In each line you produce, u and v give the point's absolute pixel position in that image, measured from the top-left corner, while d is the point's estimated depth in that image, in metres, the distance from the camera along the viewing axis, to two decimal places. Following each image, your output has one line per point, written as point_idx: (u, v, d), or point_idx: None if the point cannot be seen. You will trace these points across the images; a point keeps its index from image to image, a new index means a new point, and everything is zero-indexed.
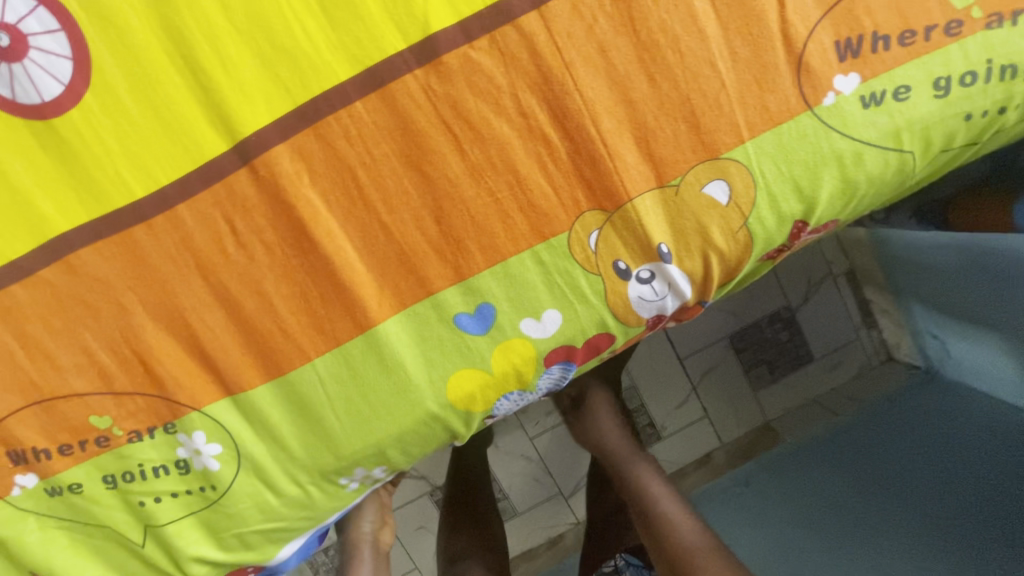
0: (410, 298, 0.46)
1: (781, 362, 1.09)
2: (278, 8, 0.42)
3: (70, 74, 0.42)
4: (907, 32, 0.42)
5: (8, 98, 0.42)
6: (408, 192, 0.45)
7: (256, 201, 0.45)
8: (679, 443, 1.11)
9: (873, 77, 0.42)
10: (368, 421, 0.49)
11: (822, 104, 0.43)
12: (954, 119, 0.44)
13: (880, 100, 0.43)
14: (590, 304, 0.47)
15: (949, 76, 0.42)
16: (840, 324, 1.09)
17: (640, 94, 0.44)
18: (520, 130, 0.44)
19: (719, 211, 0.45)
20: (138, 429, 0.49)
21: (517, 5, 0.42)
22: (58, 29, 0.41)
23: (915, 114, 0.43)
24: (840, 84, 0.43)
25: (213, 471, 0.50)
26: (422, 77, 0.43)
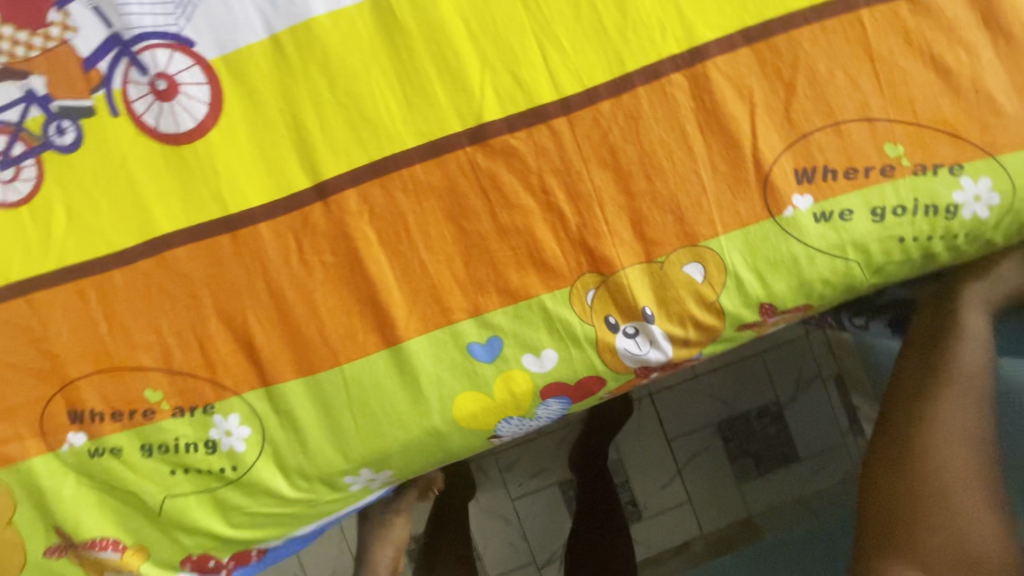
0: (433, 324, 0.56)
1: (768, 457, 1.12)
2: (370, 89, 0.55)
3: (204, 115, 0.55)
4: (850, 169, 0.53)
5: (153, 126, 0.55)
6: (446, 238, 0.55)
7: (324, 229, 0.56)
8: (659, 525, 1.11)
9: (824, 199, 0.54)
10: (381, 426, 0.56)
11: (783, 215, 0.54)
12: (889, 241, 0.54)
13: (829, 217, 0.54)
14: (582, 350, 0.56)
15: (884, 207, 0.54)
16: (826, 427, 1.12)
17: (640, 188, 0.55)
18: (542, 203, 0.55)
19: (696, 287, 0.56)
20: (182, 406, 0.57)
21: (551, 110, 0.55)
22: (204, 83, 0.55)
23: (858, 232, 0.54)
24: (797, 202, 0.54)
25: (238, 453, 0.57)
26: (471, 153, 0.55)
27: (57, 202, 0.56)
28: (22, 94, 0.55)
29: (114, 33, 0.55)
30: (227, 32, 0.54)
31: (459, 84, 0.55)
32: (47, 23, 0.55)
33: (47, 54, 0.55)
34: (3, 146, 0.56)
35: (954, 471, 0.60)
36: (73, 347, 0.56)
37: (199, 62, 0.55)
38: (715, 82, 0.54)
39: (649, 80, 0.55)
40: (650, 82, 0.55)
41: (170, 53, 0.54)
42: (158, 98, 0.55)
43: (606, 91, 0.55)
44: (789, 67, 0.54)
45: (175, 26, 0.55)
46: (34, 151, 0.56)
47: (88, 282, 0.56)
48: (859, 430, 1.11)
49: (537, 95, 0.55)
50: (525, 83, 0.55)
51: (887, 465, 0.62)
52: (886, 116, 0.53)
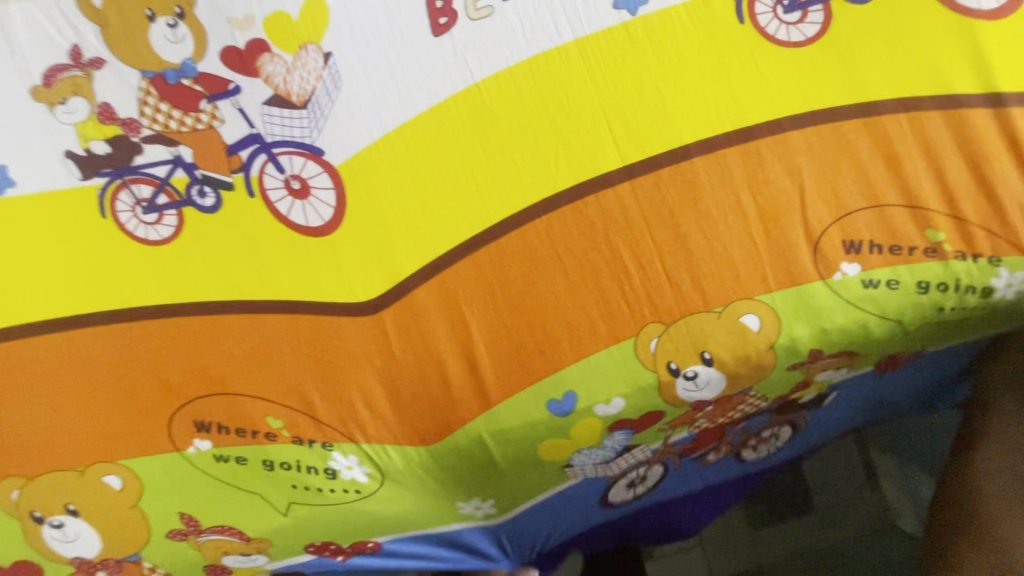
0: (514, 377, 0.63)
1: (780, 503, 1.15)
2: (460, 159, 0.63)
3: (330, 216, 0.64)
4: (895, 244, 0.59)
5: (285, 215, 0.65)
6: (522, 296, 0.63)
7: (416, 279, 0.64)
8: (667, 568, 1.14)
9: (871, 268, 0.59)
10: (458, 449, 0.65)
11: (833, 278, 0.59)
12: (926, 308, 0.60)
13: (876, 285, 0.60)
14: (642, 393, 0.63)
15: (929, 280, 0.59)
16: (842, 479, 1.15)
17: (697, 248, 0.61)
18: (607, 260, 0.62)
19: (750, 337, 0.61)
20: (301, 436, 0.66)
21: (616, 177, 0.62)
22: (331, 188, 0.64)
23: (901, 299, 0.60)
24: (845, 267, 0.59)
25: (358, 479, 0.67)
26: (545, 218, 0.62)
27: (194, 247, 0.67)
28: (172, 157, 0.67)
29: (255, 133, 0.66)
30: (350, 137, 0.64)
31: (537, 158, 0.63)
32: (199, 110, 0.66)
33: (196, 134, 0.66)
34: (150, 195, 0.67)
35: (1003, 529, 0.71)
36: (201, 370, 0.67)
37: (327, 168, 0.64)
38: (767, 159, 0.60)
39: (705, 153, 0.61)
40: (707, 155, 0.61)
41: (305, 160, 0.65)
42: (294, 198, 0.65)
43: (666, 161, 0.61)
44: (836, 150, 0.59)
45: (309, 137, 0.65)
46: (177, 205, 0.67)
47: (217, 317, 0.66)
48: (876, 485, 1.13)
49: (605, 166, 0.62)
50: (594, 157, 0.62)
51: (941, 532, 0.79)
52: (924, 194, 0.58)
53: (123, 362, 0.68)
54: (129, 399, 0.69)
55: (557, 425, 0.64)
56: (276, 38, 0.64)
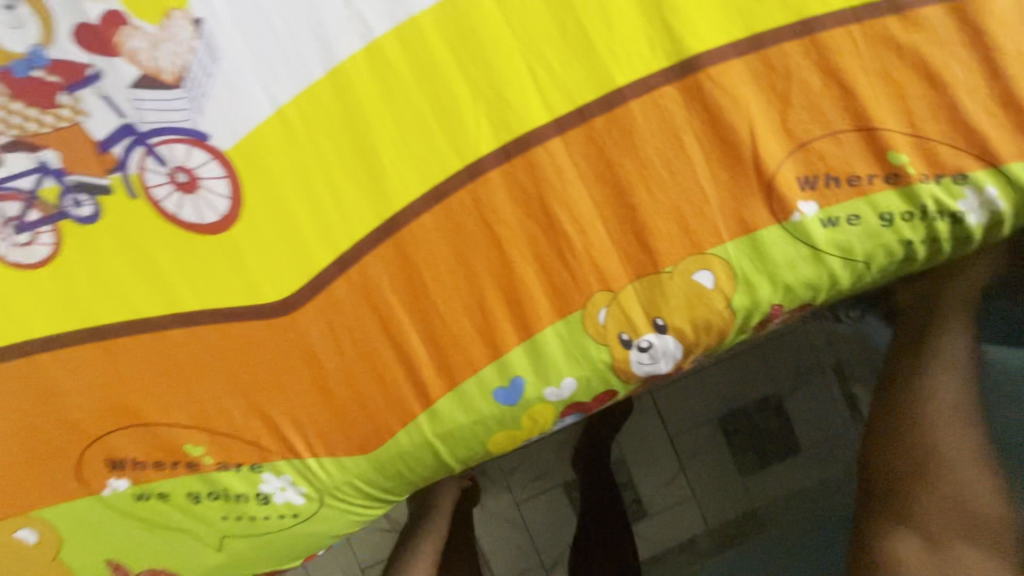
0: (455, 367, 0.57)
1: (770, 449, 1.20)
2: (368, 129, 0.55)
3: (226, 210, 0.56)
4: (854, 176, 0.54)
5: (174, 213, 0.57)
6: (456, 279, 0.56)
7: (334, 272, 0.56)
8: (664, 523, 1.19)
9: (830, 206, 0.54)
10: (404, 453, 0.58)
11: (789, 221, 0.54)
12: (893, 246, 0.54)
13: (837, 225, 0.54)
14: (597, 370, 0.57)
15: (891, 212, 0.54)
16: (829, 416, 1.19)
17: (641, 202, 0.55)
18: (544, 226, 0.56)
19: (706, 296, 0.55)
20: (226, 461, 0.58)
21: (545, 132, 0.55)
22: (223, 176, 0.56)
23: (864, 239, 0.54)
24: (803, 208, 0.54)
25: (295, 503, 0.59)
26: (472, 188, 0.55)
27: (75, 265, 0.58)
28: (36, 166, 0.57)
29: (128, 123, 0.56)
30: (236, 116, 0.55)
31: (455, 120, 0.55)
32: (57, 104, 0.56)
33: (61, 133, 0.57)
34: (18, 213, 0.58)
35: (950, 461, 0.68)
36: (103, 403, 0.59)
37: (216, 154, 0.56)
38: (709, 94, 0.54)
39: (641, 94, 0.54)
40: (643, 96, 0.54)
41: (189, 148, 0.56)
42: (182, 192, 0.56)
43: (598, 108, 0.55)
44: (782, 79, 0.54)
45: (190, 121, 0.56)
46: (51, 219, 0.57)
47: (114, 341, 0.58)
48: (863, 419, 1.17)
49: (533, 121, 0.55)
50: (520, 113, 0.55)
51: (883, 472, 0.73)
52: (880, 116, 0.53)
53: (15, 407, 0.59)
54: (25, 447, 0.60)
55: (508, 416, 0.57)
56: (136, 9, 0.55)
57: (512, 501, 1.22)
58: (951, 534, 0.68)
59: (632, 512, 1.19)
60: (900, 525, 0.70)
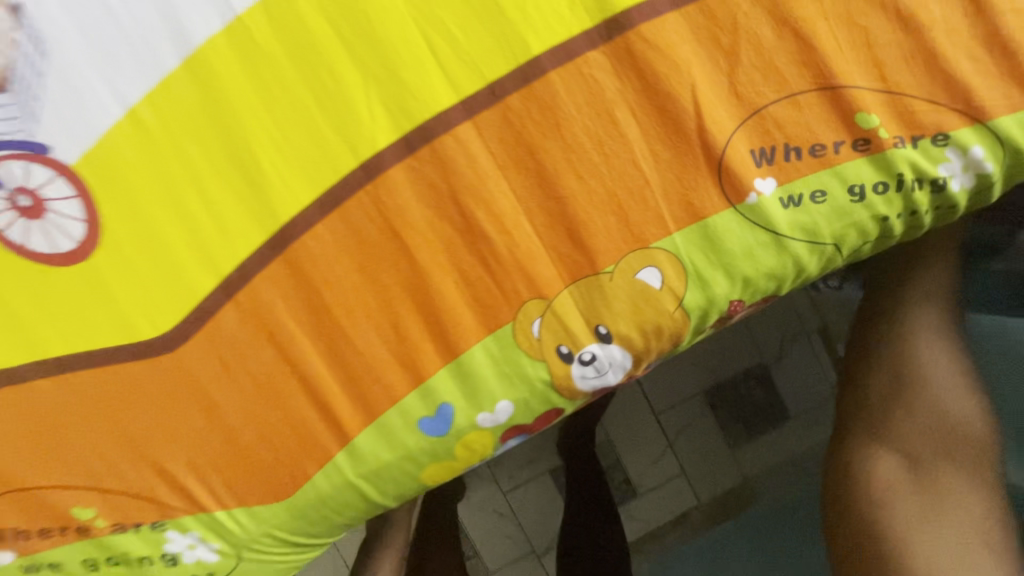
0: (372, 398, 0.49)
1: (756, 419, 1.14)
2: (239, 126, 0.46)
3: (81, 234, 0.47)
4: (817, 145, 0.46)
5: (21, 243, 0.48)
6: (364, 298, 0.48)
7: (219, 301, 0.48)
8: (654, 502, 1.15)
9: (790, 182, 0.46)
10: (326, 497, 0.51)
11: (745, 203, 0.46)
12: (865, 222, 0.47)
13: (799, 203, 0.47)
14: (536, 390, 0.50)
15: (862, 184, 0.46)
16: (818, 383, 1.13)
17: (571, 192, 0.47)
18: (461, 229, 0.47)
19: (654, 296, 0.48)
20: (123, 522, 0.51)
21: (451, 115, 0.46)
22: (73, 196, 0.47)
23: (832, 218, 0.47)
24: (760, 186, 0.46)
25: (207, 561, 0.52)
26: (371, 189, 0.46)
27: None
28: None
29: None
30: (78, 120, 0.46)
31: (342, 108, 0.46)
32: None
33: None
34: None
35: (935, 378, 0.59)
36: None
37: (60, 168, 0.46)
38: (642, 57, 0.45)
39: (561, 62, 0.45)
40: (564, 64, 0.45)
41: (27, 163, 0.46)
42: (26, 218, 0.47)
43: (513, 83, 0.46)
44: (728, 34, 0.45)
45: (24, 130, 0.46)
46: None
47: None
48: None
49: (436, 103, 0.46)
50: (420, 95, 0.46)
51: (859, 392, 0.62)
52: (844, 69, 0.45)
53: None
54: None
55: (440, 447, 0.50)
56: None
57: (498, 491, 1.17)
58: (932, 455, 0.58)
59: (620, 495, 1.14)
60: (878, 451, 0.59)
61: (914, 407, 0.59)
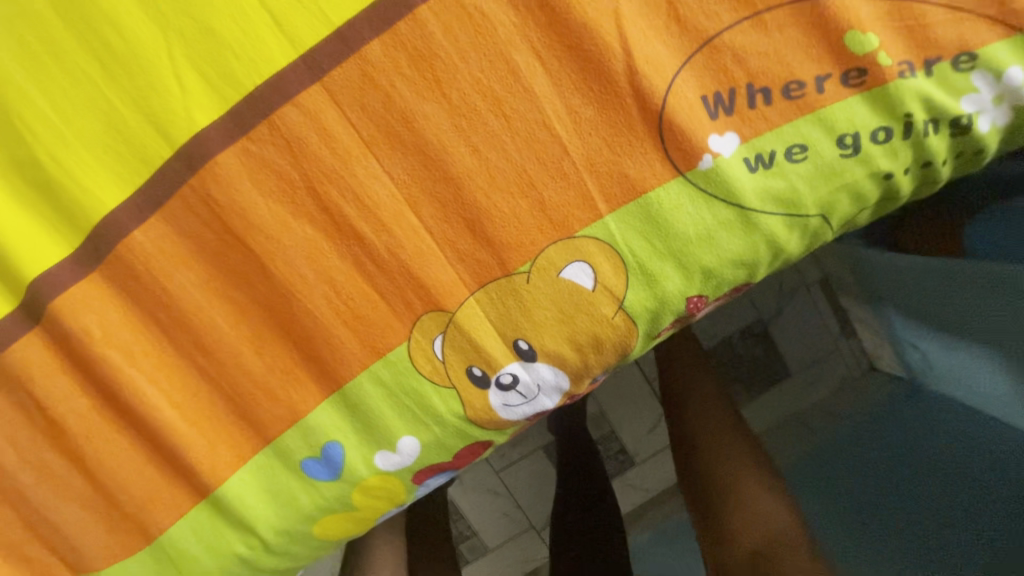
0: (244, 438, 0.41)
1: (756, 381, 0.88)
2: (23, 119, 0.36)
3: None
4: (792, 83, 0.33)
5: None
6: (216, 322, 0.39)
7: (47, 335, 0.40)
8: (653, 470, 0.95)
9: (758, 136, 0.34)
10: (190, 555, 0.43)
11: (697, 168, 0.35)
12: (861, 182, 0.35)
13: (771, 164, 0.35)
14: (446, 424, 0.40)
15: (856, 132, 0.34)
16: (815, 334, 0.87)
17: (464, 170, 0.36)
18: (325, 228, 0.37)
19: (585, 299, 0.37)
20: None
21: (293, 79, 0.35)
22: None
23: (815, 181, 0.35)
24: (716, 145, 0.34)
25: None
26: (198, 184, 0.37)
27: None
28: None
29: None
30: None
31: (143, 81, 0.36)
32: None
33: None
34: None
35: (767, 521, 0.57)
36: None
37: None
38: None
39: None
40: None
41: None
42: None
43: (369, 28, 0.34)
44: None
45: None
46: None
47: None
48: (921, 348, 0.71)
49: (272, 66, 0.35)
50: (248, 55, 0.35)
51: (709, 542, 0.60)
52: None
53: None
54: None
55: (330, 494, 0.42)
56: None
57: (488, 466, 0.95)
58: None
59: (614, 466, 0.94)
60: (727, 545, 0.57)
61: (742, 525, 0.57)
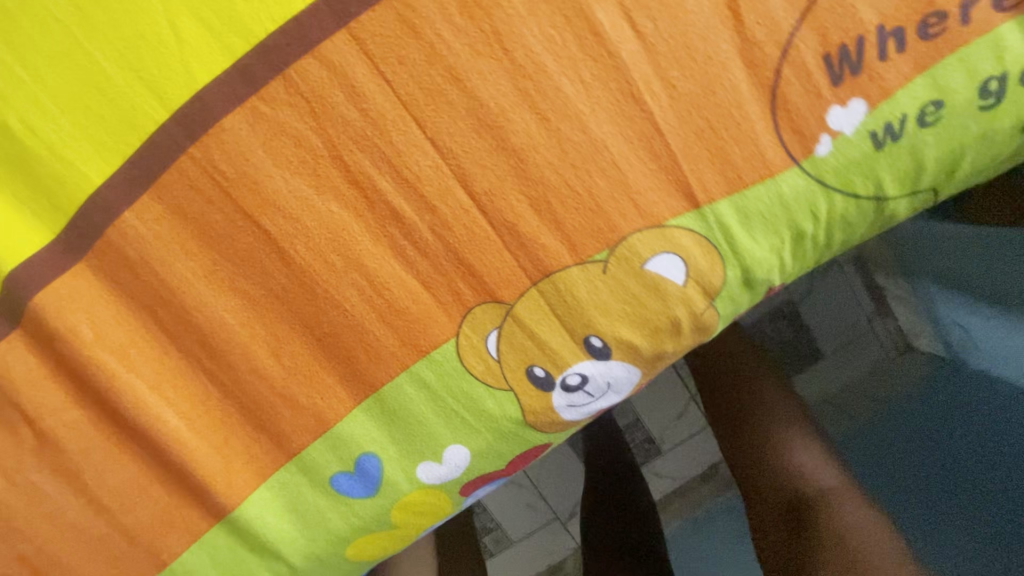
0: (265, 450, 0.36)
1: (785, 364, 0.84)
2: None
3: None
4: (931, 17, 0.29)
5: None
6: (226, 318, 0.34)
7: (26, 336, 0.34)
8: (685, 458, 0.91)
9: (887, 100, 0.30)
10: None
11: (815, 155, 0.30)
12: (1006, 129, 0.31)
13: (901, 132, 0.30)
14: (501, 430, 0.36)
15: (1003, 75, 0.30)
16: (847, 314, 0.82)
17: (521, 135, 0.30)
18: (356, 206, 0.32)
19: (672, 294, 0.33)
20: None
21: (314, 24, 0.29)
22: None
23: (947, 137, 0.31)
24: (837, 120, 0.30)
25: None
26: (202, 155, 0.31)
27: None
28: None
29: None
30: None
31: (127, 28, 0.29)
32: None
33: None
34: None
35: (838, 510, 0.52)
36: None
37: None
38: None
39: None
40: None
41: None
42: None
43: None
44: None
45: None
46: None
47: None
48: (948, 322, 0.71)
49: (288, 8, 0.29)
50: None
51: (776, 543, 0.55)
52: None
53: None
54: None
55: (366, 511, 0.37)
56: None
57: None
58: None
59: (642, 455, 0.90)
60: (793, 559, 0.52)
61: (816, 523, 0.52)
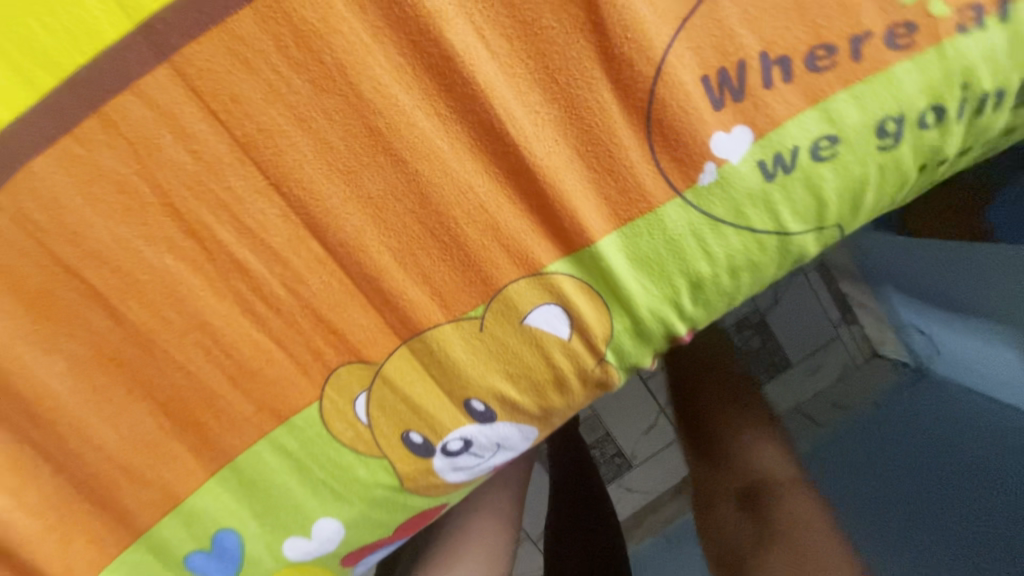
0: (108, 529, 0.32)
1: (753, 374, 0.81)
2: None
3: None
4: (818, 49, 0.26)
5: None
6: (49, 385, 0.30)
7: None
8: (652, 471, 0.88)
9: (776, 129, 0.27)
10: None
11: (698, 184, 0.27)
12: (904, 173, 0.29)
13: (793, 165, 0.28)
14: (378, 500, 0.32)
15: (900, 117, 0.27)
16: (812, 324, 0.80)
17: (374, 179, 0.27)
18: (194, 259, 0.28)
19: (555, 348, 0.30)
20: None
21: (131, 57, 0.26)
22: None
23: (845, 174, 0.28)
24: (722, 148, 0.27)
25: None
26: (8, 201, 0.27)
27: None
28: None
29: None
30: None
31: None
32: None
33: None
34: None
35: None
36: None
37: None
38: None
39: None
40: None
41: None
42: None
43: None
44: None
45: None
46: None
47: None
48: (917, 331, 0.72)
49: (100, 40, 0.25)
50: (64, 25, 0.25)
51: None
52: None
53: None
54: None
55: None
56: None
57: None
58: None
59: (610, 471, 0.86)
60: None
61: None
